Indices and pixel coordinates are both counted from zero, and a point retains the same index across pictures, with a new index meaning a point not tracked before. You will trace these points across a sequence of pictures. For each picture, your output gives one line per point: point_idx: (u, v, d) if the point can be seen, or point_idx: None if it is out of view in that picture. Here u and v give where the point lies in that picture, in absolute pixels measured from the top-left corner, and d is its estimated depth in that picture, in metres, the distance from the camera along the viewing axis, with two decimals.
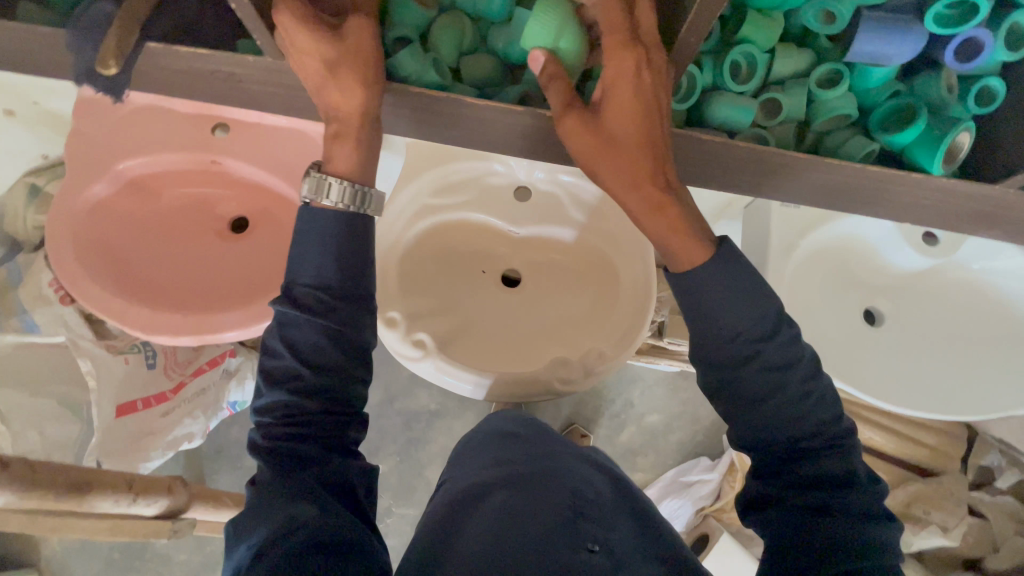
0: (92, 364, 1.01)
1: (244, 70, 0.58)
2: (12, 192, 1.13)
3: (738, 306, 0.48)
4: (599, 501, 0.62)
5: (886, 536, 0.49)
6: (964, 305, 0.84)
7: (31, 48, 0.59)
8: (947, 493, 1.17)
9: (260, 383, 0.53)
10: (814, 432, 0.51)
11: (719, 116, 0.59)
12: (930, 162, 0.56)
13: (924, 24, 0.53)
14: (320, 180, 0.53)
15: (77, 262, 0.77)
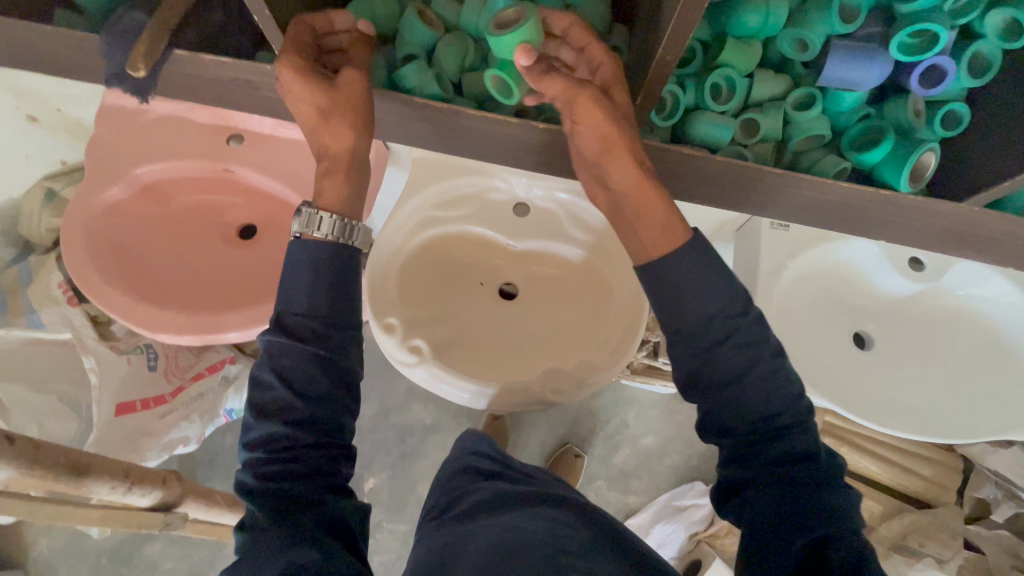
0: (96, 361, 1.03)
1: (260, 78, 0.61)
2: (29, 196, 1.18)
3: (711, 289, 0.51)
4: (583, 539, 0.56)
5: (849, 500, 0.51)
6: (951, 329, 0.85)
7: (66, 51, 0.62)
8: (944, 525, 1.16)
9: (249, 418, 0.53)
10: (784, 410, 0.53)
11: (699, 132, 0.62)
12: (897, 179, 0.59)
13: (889, 52, 0.57)
14: (313, 215, 0.56)
15: (89, 263, 0.81)
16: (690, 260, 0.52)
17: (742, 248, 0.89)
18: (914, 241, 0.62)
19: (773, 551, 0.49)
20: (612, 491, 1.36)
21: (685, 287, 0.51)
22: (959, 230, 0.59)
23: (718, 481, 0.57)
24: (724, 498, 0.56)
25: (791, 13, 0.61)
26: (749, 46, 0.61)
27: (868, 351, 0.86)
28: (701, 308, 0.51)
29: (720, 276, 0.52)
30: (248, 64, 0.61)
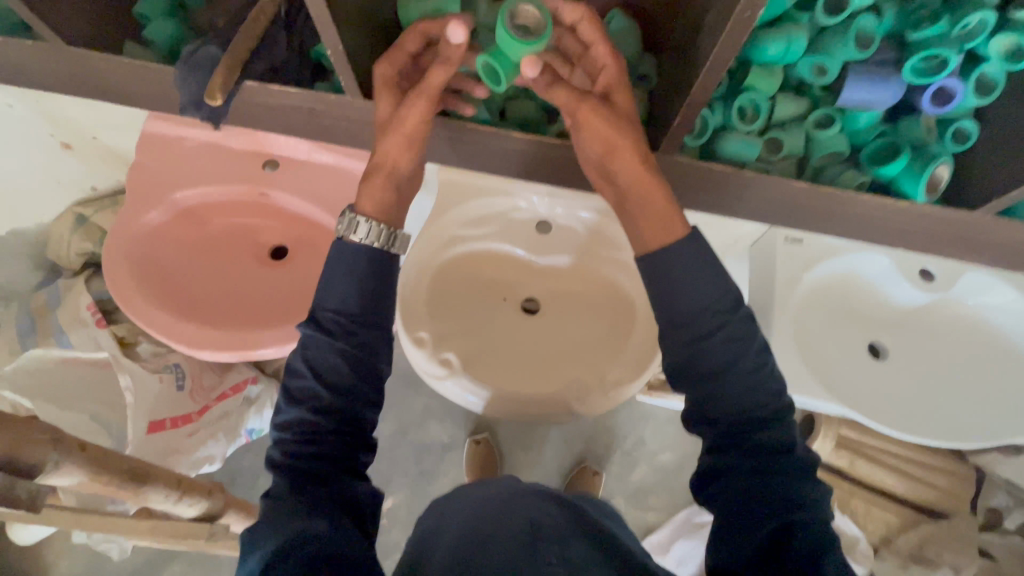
0: (131, 380, 1.06)
1: (327, 105, 0.69)
2: (60, 221, 1.20)
3: (707, 284, 0.54)
4: (559, 525, 0.61)
5: (819, 494, 0.53)
6: (963, 337, 0.88)
7: (154, 81, 0.69)
8: (960, 535, 1.14)
9: (280, 401, 0.56)
10: (761, 403, 0.55)
11: (729, 150, 0.66)
12: (915, 190, 0.63)
13: (902, 74, 0.61)
14: (353, 219, 0.57)
15: (133, 284, 0.84)
16: (695, 259, 0.54)
17: (756, 262, 0.92)
18: (929, 246, 0.67)
19: (740, 534, 0.51)
20: (630, 508, 1.36)
21: (682, 282, 0.54)
22: (972, 238, 0.64)
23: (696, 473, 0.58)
24: (700, 487, 0.57)
25: (811, 39, 0.64)
26: (771, 71, 0.65)
27: (882, 360, 0.88)
28: (698, 300, 0.54)
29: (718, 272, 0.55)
30: (311, 95, 0.69)
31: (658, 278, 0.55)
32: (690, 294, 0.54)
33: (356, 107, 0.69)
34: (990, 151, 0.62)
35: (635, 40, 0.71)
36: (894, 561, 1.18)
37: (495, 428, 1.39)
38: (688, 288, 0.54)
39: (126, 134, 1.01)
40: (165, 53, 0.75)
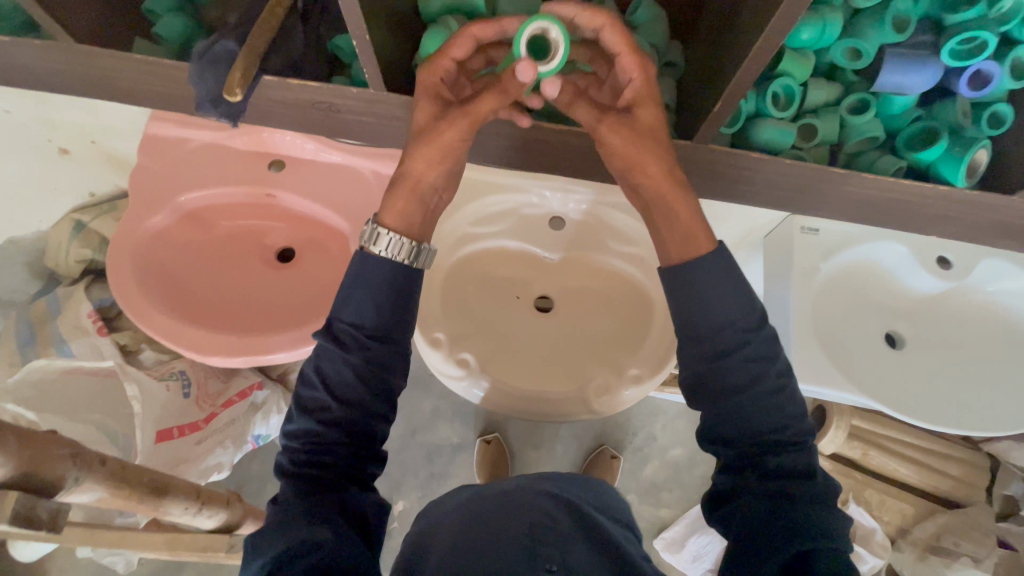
0: (138, 389, 1.01)
1: (344, 100, 0.67)
2: (57, 227, 1.17)
3: (733, 296, 0.53)
4: (560, 528, 0.61)
5: (841, 525, 0.50)
6: (980, 325, 0.87)
7: (167, 80, 0.67)
8: (976, 523, 1.14)
9: (292, 408, 0.55)
10: (779, 426, 0.53)
11: (763, 137, 0.65)
12: (955, 175, 0.62)
13: (941, 58, 0.61)
14: (375, 231, 0.55)
15: (138, 288, 0.80)
16: (726, 263, 0.53)
17: (771, 253, 0.90)
18: (964, 234, 0.66)
19: (754, 559, 0.49)
20: (643, 505, 1.35)
21: (709, 288, 0.53)
22: (1009, 223, 0.64)
23: (710, 492, 0.57)
24: (714, 509, 0.55)
25: (844, 23, 0.64)
26: (804, 56, 0.65)
27: (899, 349, 0.88)
28: (725, 308, 0.53)
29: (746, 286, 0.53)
30: (331, 88, 0.66)
31: (686, 282, 0.54)
32: (715, 296, 0.53)
33: (374, 103, 0.67)
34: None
35: (664, 26, 0.71)
36: (910, 551, 1.17)
37: (505, 428, 1.37)
38: (716, 292, 0.53)
39: (128, 141, 1.00)
40: (177, 48, 0.75)
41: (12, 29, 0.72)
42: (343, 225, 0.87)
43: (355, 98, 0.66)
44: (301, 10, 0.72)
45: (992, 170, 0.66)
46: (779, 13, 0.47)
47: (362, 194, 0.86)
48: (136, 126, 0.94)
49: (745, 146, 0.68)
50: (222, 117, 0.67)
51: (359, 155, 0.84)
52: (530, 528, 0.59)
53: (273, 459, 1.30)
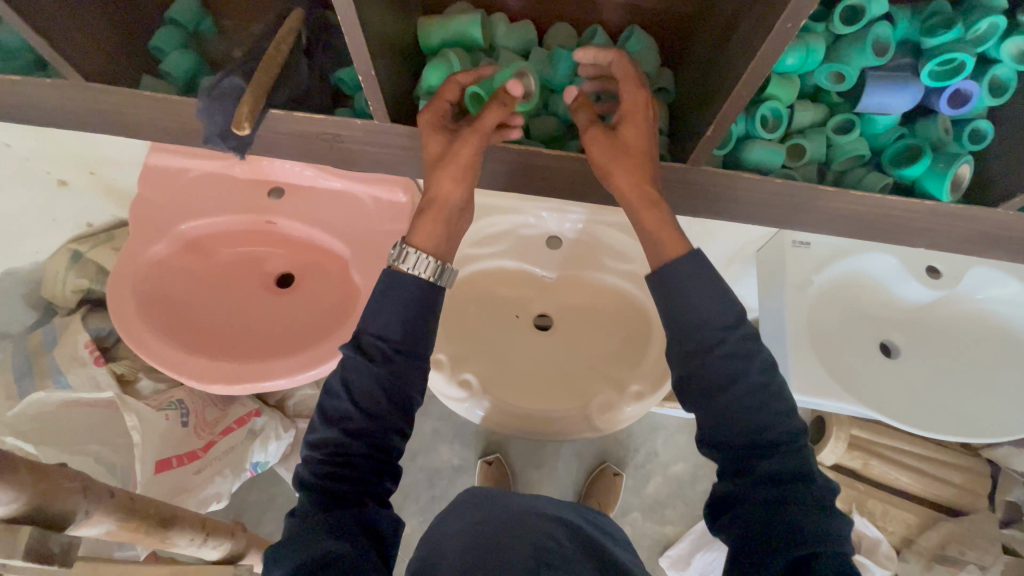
0: (138, 419, 1.00)
1: (347, 131, 0.68)
2: (55, 258, 1.17)
3: (708, 297, 0.53)
4: (565, 552, 0.61)
5: (841, 529, 0.49)
6: (972, 332, 0.89)
7: (171, 114, 0.69)
8: (981, 531, 1.14)
9: (317, 419, 0.55)
10: (771, 427, 0.52)
11: (754, 158, 0.67)
12: (939, 189, 0.64)
13: (921, 80, 0.63)
14: (405, 251, 0.57)
15: (139, 318, 0.80)
16: (716, 275, 0.54)
17: (765, 268, 0.92)
18: (953, 246, 0.68)
19: (754, 572, 0.48)
20: (647, 523, 1.34)
21: (685, 291, 0.54)
22: (997, 233, 0.65)
23: (709, 496, 0.56)
24: (713, 515, 0.54)
25: (826, 47, 0.67)
26: (790, 80, 0.67)
27: (895, 359, 0.89)
28: (700, 308, 0.53)
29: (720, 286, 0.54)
30: (336, 120, 0.67)
31: (667, 288, 0.54)
32: (691, 299, 0.53)
33: (375, 132, 0.68)
34: (1010, 149, 0.64)
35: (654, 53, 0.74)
36: (917, 562, 1.17)
37: (506, 448, 1.37)
38: (692, 295, 0.53)
39: (128, 172, 1.01)
40: (183, 84, 0.77)
41: (22, 68, 0.74)
42: (342, 251, 0.87)
43: (359, 129, 0.67)
44: (305, 45, 0.74)
45: (977, 183, 0.68)
46: (767, 43, 0.49)
47: (362, 220, 0.87)
48: (137, 157, 0.96)
49: (736, 166, 0.70)
50: (231, 150, 0.68)
51: (358, 182, 0.85)
52: (536, 551, 0.60)
53: (271, 487, 1.29)
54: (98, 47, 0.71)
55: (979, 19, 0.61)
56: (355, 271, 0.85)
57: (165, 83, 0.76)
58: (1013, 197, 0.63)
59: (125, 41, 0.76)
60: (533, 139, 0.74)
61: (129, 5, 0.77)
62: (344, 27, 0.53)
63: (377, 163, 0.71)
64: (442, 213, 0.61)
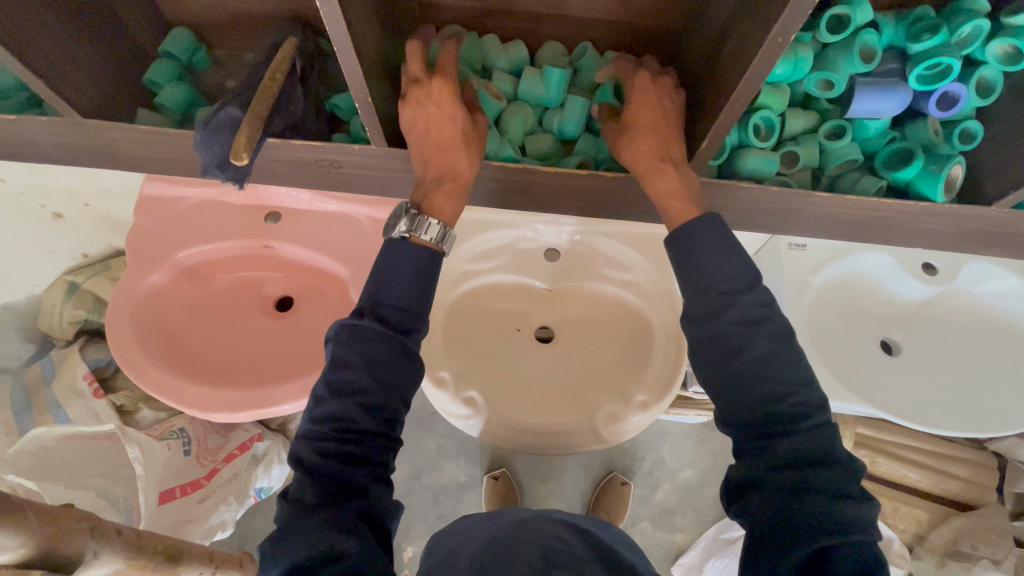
0: (140, 451, 0.98)
1: (346, 157, 0.68)
2: (51, 290, 1.16)
3: (717, 259, 0.55)
4: (574, 551, 0.60)
5: (864, 514, 0.48)
6: (973, 326, 0.89)
7: (169, 146, 0.69)
8: (991, 524, 1.13)
9: (322, 390, 0.53)
10: (789, 408, 0.52)
11: (749, 167, 0.68)
12: (933, 191, 0.65)
13: (908, 84, 0.64)
14: (418, 219, 0.58)
15: (139, 346, 0.80)
16: (723, 295, 0.54)
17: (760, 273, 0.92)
18: (951, 245, 0.68)
19: (771, 556, 0.47)
20: (658, 532, 1.34)
21: (693, 251, 0.56)
22: (992, 230, 0.66)
23: (727, 479, 0.55)
24: (731, 499, 0.54)
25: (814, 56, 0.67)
26: (780, 90, 0.68)
27: (896, 356, 0.89)
28: (707, 270, 0.55)
29: (731, 250, 0.55)
30: (334, 146, 0.68)
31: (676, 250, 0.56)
32: (700, 263, 0.55)
33: (374, 157, 0.68)
34: (1002, 148, 0.65)
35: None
36: (930, 559, 1.18)
37: (512, 462, 1.36)
38: (699, 258, 0.55)
39: (121, 202, 1.00)
40: (179, 116, 0.78)
41: (16, 105, 0.74)
42: (341, 272, 0.87)
43: (357, 154, 0.67)
44: (299, 73, 0.75)
45: (970, 183, 0.69)
46: (760, 57, 0.50)
47: (359, 241, 0.87)
48: (132, 187, 0.95)
49: (732, 175, 0.71)
50: (230, 180, 0.68)
51: (356, 203, 0.85)
52: (542, 551, 0.58)
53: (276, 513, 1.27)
54: (92, 83, 0.72)
55: (963, 22, 0.62)
56: (355, 292, 0.84)
57: (162, 116, 0.76)
58: (1007, 195, 0.63)
59: (118, 75, 0.77)
60: (529, 158, 0.74)
61: (122, 39, 0.78)
62: (339, 55, 0.54)
63: (376, 187, 0.71)
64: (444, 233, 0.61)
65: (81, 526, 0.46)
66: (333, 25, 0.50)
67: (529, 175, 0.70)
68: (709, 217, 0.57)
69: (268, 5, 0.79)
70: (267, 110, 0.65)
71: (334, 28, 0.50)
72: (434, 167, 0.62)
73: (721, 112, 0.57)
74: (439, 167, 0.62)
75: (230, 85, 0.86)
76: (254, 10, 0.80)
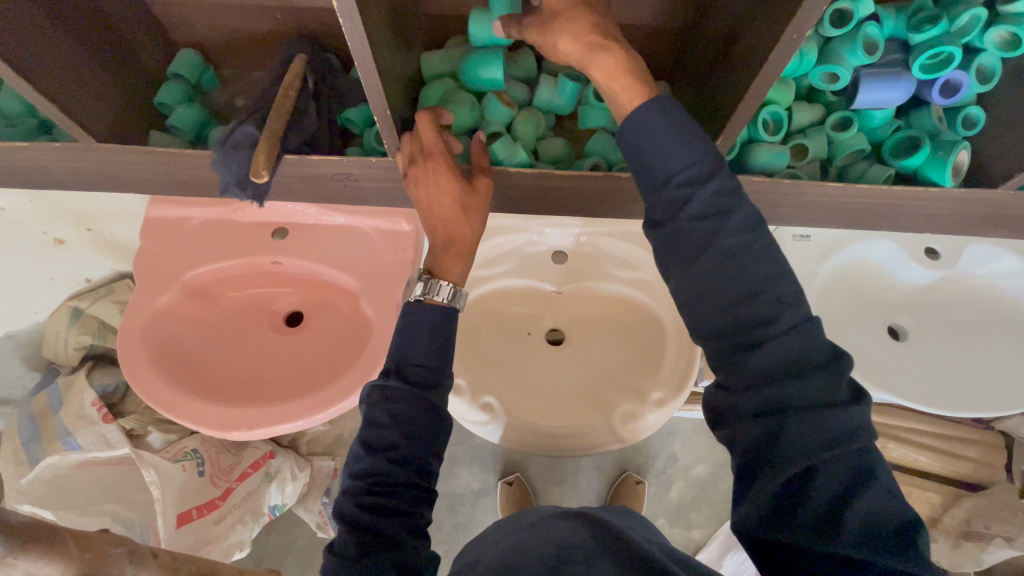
0: (156, 473, 1.01)
1: (365, 169, 0.68)
2: (56, 317, 1.15)
3: (669, 145, 0.51)
4: (587, 547, 0.57)
5: (850, 418, 0.46)
6: (977, 308, 0.89)
7: (181, 166, 0.69)
8: (1003, 504, 1.13)
9: (357, 449, 0.54)
10: (758, 307, 0.49)
11: (759, 160, 0.69)
12: (941, 176, 0.66)
13: (912, 73, 0.66)
14: (431, 282, 0.60)
15: (152, 370, 0.79)
16: (685, 185, 0.50)
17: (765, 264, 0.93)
18: (960, 227, 0.70)
19: (750, 481, 0.47)
20: (675, 528, 1.34)
21: (644, 139, 0.52)
22: (997, 213, 0.67)
23: (707, 400, 0.53)
24: (713, 421, 0.52)
25: (817, 50, 0.69)
26: (786, 84, 0.70)
27: (903, 341, 0.90)
28: (661, 160, 0.51)
29: (683, 134, 0.51)
30: (350, 160, 0.68)
31: (629, 148, 0.53)
32: (653, 151, 0.52)
33: (391, 169, 0.69)
34: (1003, 132, 0.66)
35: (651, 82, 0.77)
36: (945, 541, 1.16)
37: (526, 466, 1.35)
38: (650, 147, 0.52)
39: (125, 224, 1.00)
40: (190, 137, 0.78)
41: (25, 133, 0.75)
42: (351, 284, 0.86)
43: (372, 167, 0.68)
44: (311, 89, 0.75)
45: (975, 164, 0.70)
46: (774, 52, 0.51)
47: (368, 253, 0.86)
48: (136, 209, 0.95)
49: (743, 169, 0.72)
50: (249, 199, 0.68)
51: (363, 215, 0.84)
52: (554, 547, 0.57)
53: (292, 530, 1.26)
54: (103, 108, 0.72)
55: (962, 11, 0.64)
56: (367, 304, 0.83)
57: (172, 137, 0.77)
58: (1011, 176, 0.64)
59: (127, 99, 0.77)
60: (542, 162, 0.75)
61: (132, 62, 0.78)
62: (359, 71, 0.54)
63: (392, 198, 0.72)
64: (462, 255, 0.63)
65: (122, 552, 0.45)
66: (355, 43, 0.51)
67: (541, 178, 0.70)
68: (661, 99, 0.52)
69: (273, 22, 0.80)
70: (282, 128, 0.65)
71: (355, 43, 0.51)
72: (441, 233, 0.63)
73: (736, 108, 0.59)
74: (446, 234, 0.63)
75: (237, 103, 0.87)
76: (258, 25, 0.81)
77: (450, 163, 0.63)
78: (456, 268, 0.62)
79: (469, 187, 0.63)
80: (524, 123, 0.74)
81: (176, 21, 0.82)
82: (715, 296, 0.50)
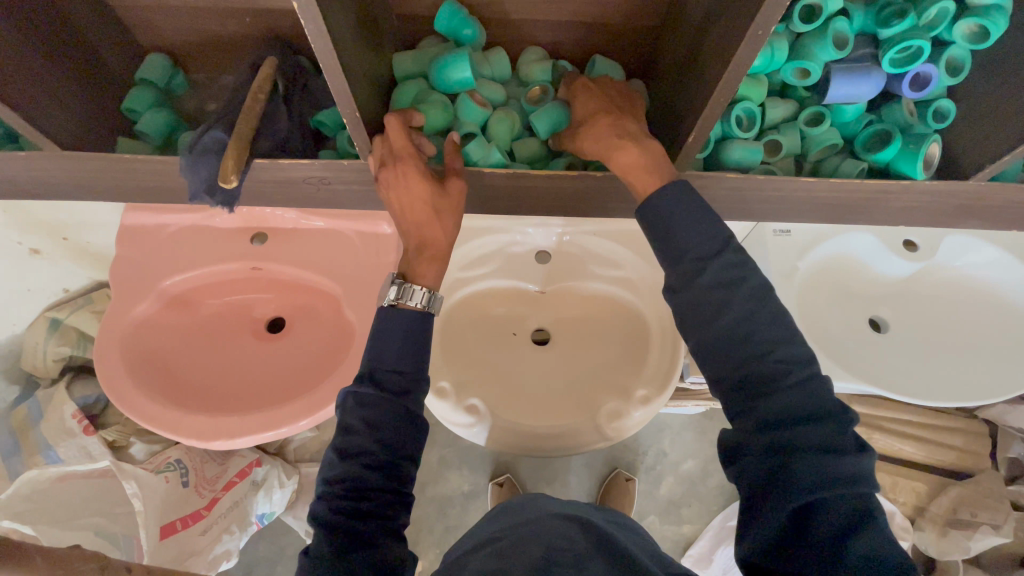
0: (138, 486, 1.00)
1: (336, 172, 0.67)
2: (32, 328, 1.12)
3: (688, 229, 0.54)
4: (578, 550, 0.57)
5: (856, 466, 0.46)
6: (955, 300, 0.91)
7: (152, 174, 0.68)
8: (988, 491, 1.15)
9: (331, 455, 0.53)
10: (764, 357, 0.51)
11: (733, 157, 0.69)
12: (912, 169, 0.67)
13: (882, 67, 0.66)
14: (405, 287, 0.60)
15: (130, 380, 0.78)
16: (697, 260, 0.54)
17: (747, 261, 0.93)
18: (936, 219, 0.70)
19: (757, 517, 0.48)
20: (665, 525, 1.35)
21: (666, 220, 0.55)
22: (972, 204, 0.68)
23: (719, 440, 0.54)
24: (724, 461, 0.53)
25: (789, 46, 0.69)
26: (758, 80, 0.70)
27: (883, 333, 0.91)
28: (684, 238, 0.54)
29: (701, 215, 0.55)
30: (320, 163, 0.67)
31: (648, 222, 0.56)
32: (676, 231, 0.54)
33: (364, 172, 0.67)
34: (973, 124, 0.67)
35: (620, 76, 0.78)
36: (931, 530, 1.19)
37: (516, 467, 1.35)
38: (672, 227, 0.55)
39: (101, 232, 0.98)
40: (160, 142, 0.77)
41: None
42: (332, 288, 0.85)
43: (344, 170, 0.67)
44: (281, 92, 0.75)
45: (948, 156, 0.70)
46: (743, 48, 0.51)
47: (348, 256, 0.85)
48: (112, 215, 0.93)
49: (718, 166, 0.72)
50: (219, 205, 0.67)
51: (343, 218, 0.83)
52: (544, 551, 0.56)
53: (281, 538, 1.25)
54: (69, 115, 0.70)
55: (929, 5, 0.64)
56: (348, 308, 0.83)
57: (142, 143, 0.76)
58: (982, 169, 0.65)
59: (95, 104, 0.75)
60: (517, 162, 0.75)
61: (98, 67, 0.77)
62: (325, 72, 0.53)
63: (368, 200, 0.71)
64: (436, 258, 0.63)
65: None
66: (319, 46, 0.50)
67: (517, 179, 0.69)
68: (673, 184, 0.56)
69: (248, 23, 0.79)
70: (250, 132, 0.65)
71: (319, 45, 0.50)
72: (414, 235, 0.63)
73: (707, 104, 0.59)
74: (419, 237, 0.63)
75: (210, 107, 0.86)
76: (233, 27, 0.80)
77: (421, 164, 0.62)
78: (430, 272, 0.62)
79: (441, 188, 0.62)
80: (499, 124, 0.73)
81: (148, 25, 0.81)
82: (747, 342, 0.52)
